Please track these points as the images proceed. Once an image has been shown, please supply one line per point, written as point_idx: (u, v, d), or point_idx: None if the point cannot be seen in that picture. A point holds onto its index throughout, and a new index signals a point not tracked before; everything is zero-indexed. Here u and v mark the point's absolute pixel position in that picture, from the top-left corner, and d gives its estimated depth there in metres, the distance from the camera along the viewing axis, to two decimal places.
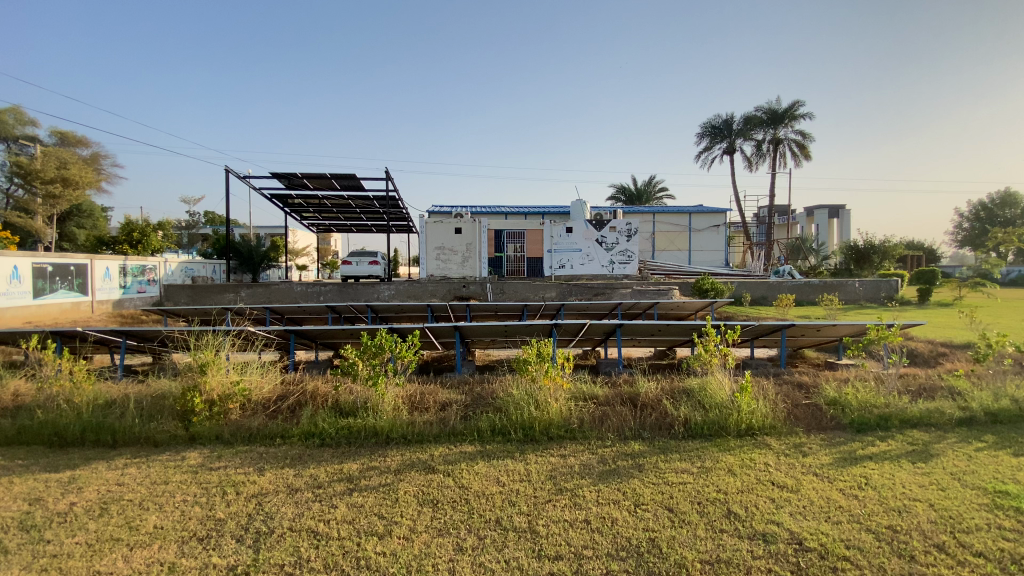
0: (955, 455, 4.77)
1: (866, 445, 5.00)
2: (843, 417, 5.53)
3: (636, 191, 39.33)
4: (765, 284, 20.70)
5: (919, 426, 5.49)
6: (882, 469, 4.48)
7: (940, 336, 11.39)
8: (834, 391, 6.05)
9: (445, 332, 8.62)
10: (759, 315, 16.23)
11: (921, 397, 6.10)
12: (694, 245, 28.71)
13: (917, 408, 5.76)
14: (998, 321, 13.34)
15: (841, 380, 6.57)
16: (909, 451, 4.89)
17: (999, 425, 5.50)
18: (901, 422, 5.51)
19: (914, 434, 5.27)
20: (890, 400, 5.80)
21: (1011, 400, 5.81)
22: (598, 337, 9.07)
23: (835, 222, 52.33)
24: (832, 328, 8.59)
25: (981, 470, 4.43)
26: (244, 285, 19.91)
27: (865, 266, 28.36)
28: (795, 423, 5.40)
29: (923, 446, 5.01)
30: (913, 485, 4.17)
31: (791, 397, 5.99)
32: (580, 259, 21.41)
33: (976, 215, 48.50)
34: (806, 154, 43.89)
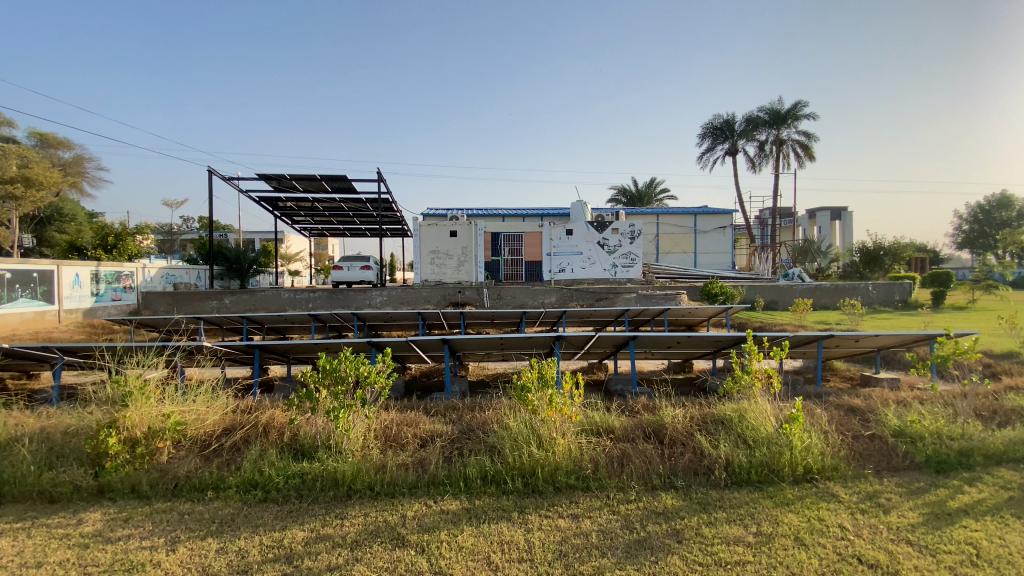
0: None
1: (958, 490, 3.90)
2: (916, 453, 4.44)
3: (636, 194, 38.41)
4: (774, 288, 19.71)
5: (1009, 463, 4.36)
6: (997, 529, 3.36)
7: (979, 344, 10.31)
8: (897, 419, 4.97)
9: (432, 345, 7.54)
10: (771, 321, 15.17)
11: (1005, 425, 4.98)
12: (699, 247, 27.69)
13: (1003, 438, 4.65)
14: None
15: (902, 404, 5.49)
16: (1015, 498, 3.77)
17: None
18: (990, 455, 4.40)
19: (1007, 476, 4.11)
20: (968, 429, 4.68)
21: None
22: (607, 350, 8.01)
23: (838, 224, 51.37)
24: (874, 338, 7.50)
25: None
26: (228, 291, 18.90)
27: (876, 269, 27.32)
28: (861, 464, 4.33)
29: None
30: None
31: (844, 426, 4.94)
32: (581, 262, 20.37)
33: (976, 217, 47.17)
34: (810, 154, 42.97)
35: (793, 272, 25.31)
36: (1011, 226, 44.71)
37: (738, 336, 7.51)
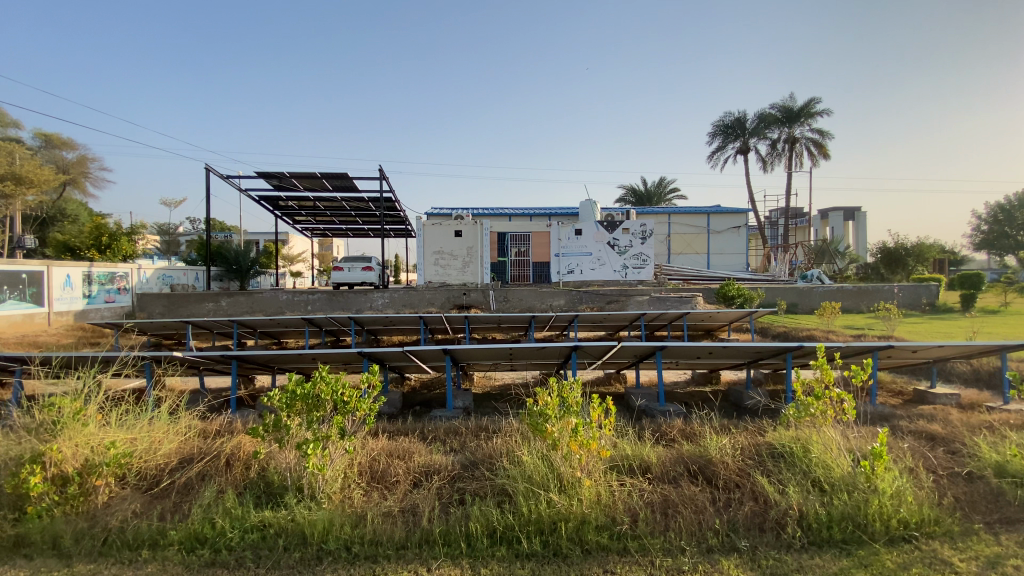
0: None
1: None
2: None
3: (645, 193, 37.46)
4: (793, 290, 18.75)
5: None
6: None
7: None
8: (1000, 453, 4.09)
9: (433, 355, 6.71)
10: (796, 326, 14.24)
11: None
12: (712, 248, 26.71)
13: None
14: None
15: (993, 433, 4.61)
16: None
17: None
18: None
19: None
20: None
21: None
22: (628, 361, 7.14)
23: (851, 225, 50.05)
24: (934, 349, 6.62)
25: None
26: (224, 292, 18.13)
27: (899, 271, 26.24)
28: (964, 519, 3.48)
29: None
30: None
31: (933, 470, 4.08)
32: (590, 263, 19.49)
33: (994, 217, 45.07)
34: (824, 153, 41.75)
35: (811, 274, 24.31)
36: None
37: (779, 345, 6.63)
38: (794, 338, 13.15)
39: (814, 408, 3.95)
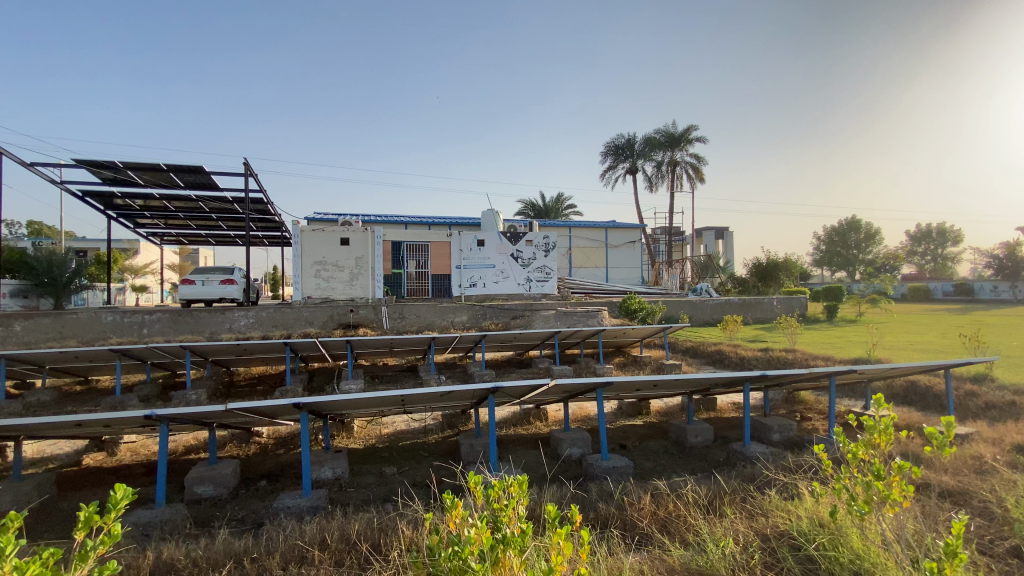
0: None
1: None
2: None
3: (544, 207, 37.28)
4: (687, 303, 18.99)
5: None
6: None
7: (928, 354, 9.46)
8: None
9: (284, 410, 4.59)
10: (702, 340, 13.95)
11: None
12: (610, 262, 26.87)
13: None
14: (951, 335, 12.08)
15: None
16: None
17: None
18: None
19: None
20: None
21: None
22: (555, 398, 5.61)
23: (721, 243, 54.87)
24: (882, 369, 5.93)
25: None
26: (18, 314, 13.61)
27: (771, 284, 28.48)
28: None
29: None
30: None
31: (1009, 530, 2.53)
32: (493, 276, 18.02)
33: (828, 238, 51.78)
34: (700, 176, 45.17)
35: (701, 287, 25.23)
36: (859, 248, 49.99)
37: (730, 374, 5.63)
38: (703, 352, 12.72)
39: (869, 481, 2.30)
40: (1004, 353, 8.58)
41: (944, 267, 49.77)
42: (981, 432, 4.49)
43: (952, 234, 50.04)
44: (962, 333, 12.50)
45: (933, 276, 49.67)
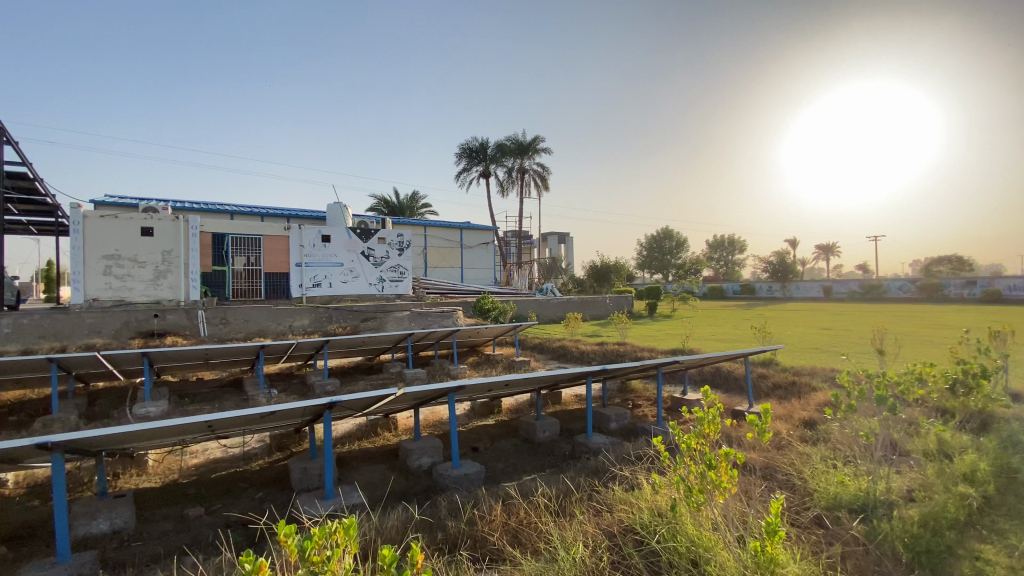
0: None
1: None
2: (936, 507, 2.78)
3: (397, 205, 36.04)
4: (536, 302, 19.93)
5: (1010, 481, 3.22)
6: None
7: (727, 342, 11.24)
8: (863, 447, 3.44)
9: (29, 452, 3.40)
10: (549, 337, 14.70)
11: (932, 418, 4.13)
12: (464, 263, 27.02)
13: (959, 450, 3.63)
14: (741, 326, 14.60)
15: (826, 431, 4.12)
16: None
17: None
18: (994, 485, 3.09)
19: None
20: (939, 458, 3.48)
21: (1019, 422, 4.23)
22: (403, 406, 5.19)
23: (565, 247, 59.27)
24: (697, 360, 6.74)
25: None
26: None
27: (606, 284, 31.56)
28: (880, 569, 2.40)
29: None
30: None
31: (813, 501, 3.00)
32: (340, 275, 16.69)
33: (650, 245, 59.49)
34: (546, 184, 48.18)
35: (548, 287, 26.78)
36: (673, 254, 58.44)
37: (574, 369, 5.82)
38: (551, 348, 13.39)
39: (699, 472, 2.36)
40: (777, 340, 10.60)
41: (732, 271, 60.95)
42: (772, 409, 5.35)
43: (738, 244, 61.53)
44: (748, 324, 15.21)
45: (725, 279, 60.35)
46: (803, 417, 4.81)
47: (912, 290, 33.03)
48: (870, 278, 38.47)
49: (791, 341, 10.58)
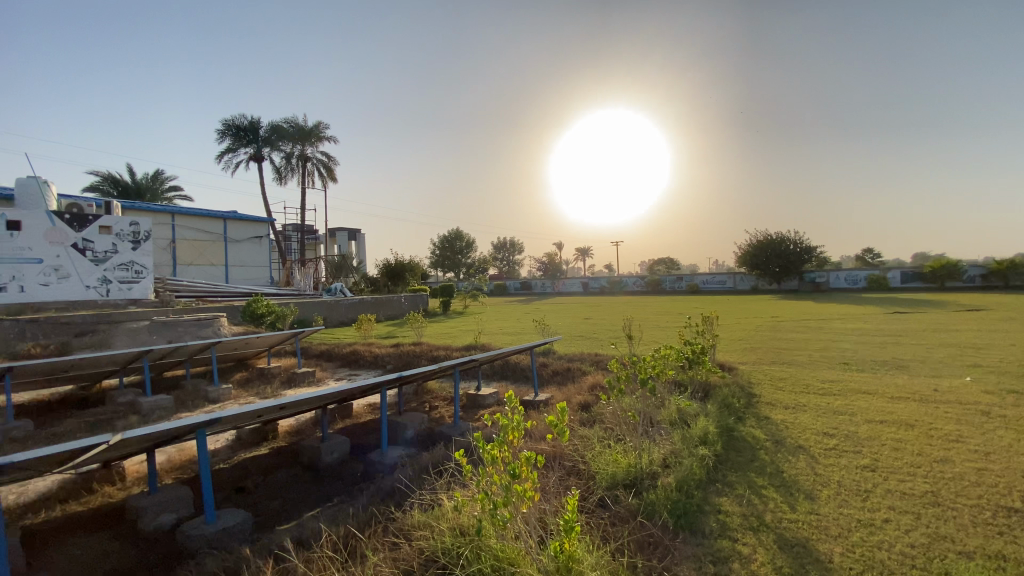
0: (840, 473, 3.49)
1: (804, 528, 2.78)
2: (685, 470, 3.28)
3: (131, 186, 28.62)
4: (322, 304, 18.22)
5: (724, 442, 4.05)
6: (937, 569, 2.36)
7: (513, 335, 12.04)
8: (630, 425, 3.85)
9: None
10: (337, 342, 13.53)
11: (671, 391, 4.94)
12: (231, 260, 23.08)
13: (692, 417, 4.45)
14: (524, 320, 15.93)
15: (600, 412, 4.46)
16: (831, 498, 3.09)
17: (739, 409, 4.93)
18: (717, 445, 3.89)
19: (736, 459, 3.74)
20: (677, 426, 4.17)
21: (724, 389, 5.45)
22: (130, 452, 3.89)
23: (354, 244, 56.11)
24: (490, 355, 6.88)
25: (847, 485, 3.29)
26: None
27: (399, 283, 30.98)
28: (650, 539, 2.66)
29: (799, 468, 3.58)
30: (1000, 572, 2.30)
31: (596, 482, 3.20)
32: (35, 275, 12.28)
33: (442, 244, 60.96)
34: (333, 176, 44.82)
35: (336, 287, 24.83)
36: (463, 253, 61.08)
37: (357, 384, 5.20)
38: (339, 353, 12.31)
39: (500, 484, 2.15)
40: (554, 331, 11.82)
41: (514, 270, 66.97)
42: (555, 396, 5.80)
43: (519, 246, 67.90)
44: (530, 318, 16.70)
45: (509, 277, 65.85)
46: (579, 400, 5.13)
47: (646, 285, 41.34)
48: (617, 275, 46.83)
49: (564, 331, 11.93)
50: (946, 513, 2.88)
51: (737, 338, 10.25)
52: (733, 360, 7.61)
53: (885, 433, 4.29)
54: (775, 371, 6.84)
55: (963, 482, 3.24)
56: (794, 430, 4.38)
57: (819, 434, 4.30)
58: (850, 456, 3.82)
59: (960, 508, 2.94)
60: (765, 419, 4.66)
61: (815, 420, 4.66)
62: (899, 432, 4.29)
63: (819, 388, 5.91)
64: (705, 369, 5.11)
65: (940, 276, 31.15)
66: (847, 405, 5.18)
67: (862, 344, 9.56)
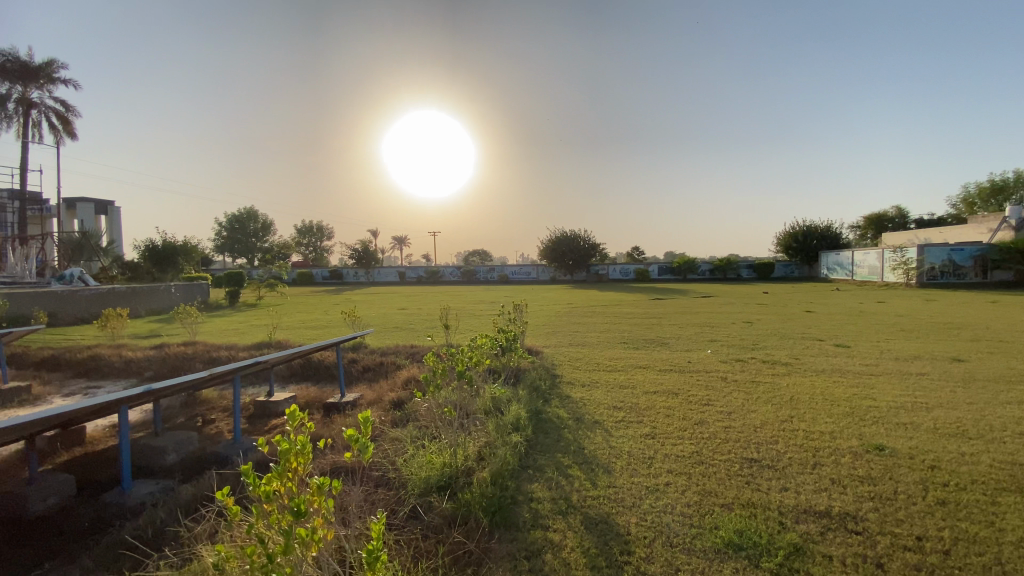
0: (630, 443, 3.79)
1: (605, 503, 2.88)
2: (501, 463, 3.14)
3: None
4: (45, 296, 13.72)
5: (536, 425, 4.04)
6: (710, 524, 2.66)
7: (316, 328, 10.80)
8: (443, 419, 3.56)
9: None
10: (67, 345, 10.27)
11: (486, 380, 4.87)
12: None
13: (505, 403, 4.38)
14: (330, 312, 14.52)
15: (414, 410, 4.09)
16: (625, 469, 3.30)
17: (547, 391, 5.09)
18: (528, 429, 3.82)
19: (546, 440, 3.75)
20: (492, 415, 4.03)
21: (535, 374, 5.59)
22: None
23: (103, 219, 44.23)
24: (290, 353, 5.87)
25: (640, 455, 3.56)
26: None
27: (169, 270, 25.44)
28: (465, 549, 2.44)
29: (597, 443, 3.78)
30: (751, 518, 2.71)
31: (407, 491, 2.87)
32: None
33: (231, 225, 52.45)
34: (69, 129, 34.36)
35: (69, 273, 19.06)
36: (258, 237, 53.62)
37: (88, 401, 3.62)
38: (69, 359, 9.33)
39: (280, 528, 1.62)
40: (363, 323, 10.99)
41: (321, 258, 61.77)
42: (364, 394, 5.25)
43: (326, 231, 62.78)
44: (336, 310, 15.33)
45: (315, 264, 60.37)
46: (391, 399, 4.67)
47: (459, 274, 42.42)
48: (432, 265, 46.89)
49: (375, 322, 11.18)
50: (713, 470, 3.31)
51: (541, 324, 10.99)
52: (539, 344, 8.09)
53: (659, 403, 4.92)
54: (574, 353, 7.46)
55: (718, 441, 3.83)
56: (591, 406, 4.69)
57: (613, 408, 4.68)
58: (638, 427, 4.20)
59: (722, 464, 3.42)
60: (568, 398, 4.91)
61: (607, 395, 5.10)
62: (669, 401, 4.96)
63: (610, 366, 6.62)
64: (517, 356, 5.16)
65: (684, 270, 39.26)
66: (631, 380, 5.86)
67: (636, 326, 11.21)
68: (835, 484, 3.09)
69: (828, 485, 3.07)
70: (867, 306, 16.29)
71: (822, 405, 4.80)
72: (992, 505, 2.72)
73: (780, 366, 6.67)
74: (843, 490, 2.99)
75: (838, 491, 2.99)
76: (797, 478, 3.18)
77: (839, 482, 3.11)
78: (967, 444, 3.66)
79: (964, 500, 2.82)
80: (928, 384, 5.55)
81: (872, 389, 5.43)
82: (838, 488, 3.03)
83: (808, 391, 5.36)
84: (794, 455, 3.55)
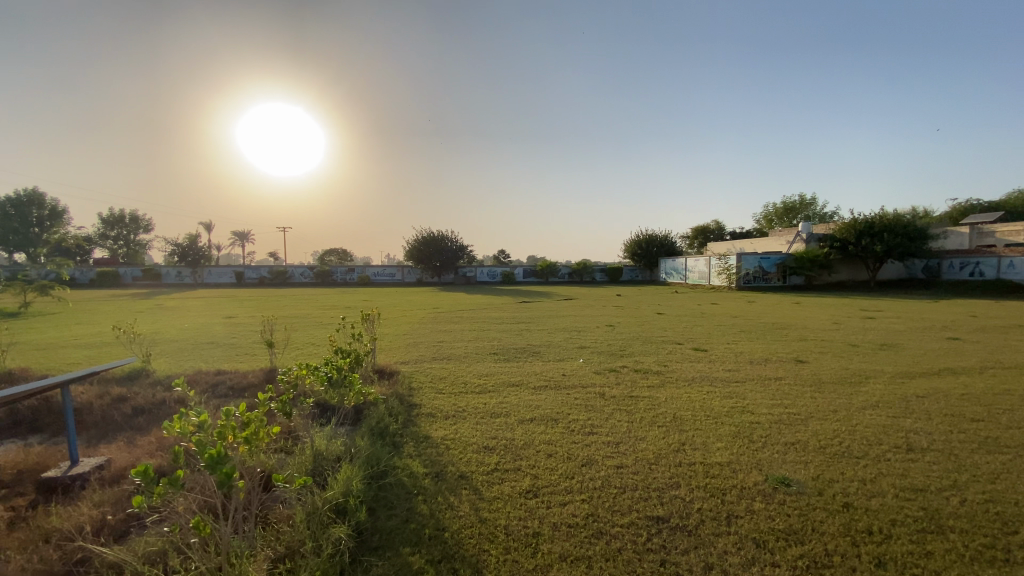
0: (504, 510, 2.74)
1: None
2: None
3: None
4: None
5: (373, 498, 2.76)
6: None
7: (83, 346, 7.94)
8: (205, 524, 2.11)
9: None
10: None
11: (309, 427, 3.46)
12: None
13: (330, 465, 3.05)
14: (120, 323, 11.21)
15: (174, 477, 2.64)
16: (502, 564, 2.27)
17: (396, 434, 3.83)
18: (360, 513, 2.55)
19: (385, 526, 2.52)
20: (306, 490, 2.65)
21: (383, 409, 4.28)
22: None
23: None
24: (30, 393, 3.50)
25: (520, 532, 2.53)
26: None
27: None
28: None
29: (461, 518, 2.66)
30: None
31: None
32: None
33: None
34: None
35: None
36: (43, 227, 42.44)
37: None
38: None
39: None
40: (158, 339, 8.40)
41: (135, 253, 51.30)
42: (111, 459, 3.42)
43: (142, 222, 52.10)
44: (132, 318, 11.97)
45: (127, 261, 49.94)
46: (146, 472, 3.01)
47: (312, 275, 38.28)
48: (279, 265, 41.73)
49: (177, 338, 8.66)
50: (619, 545, 2.43)
51: (398, 335, 9.58)
52: (394, 363, 6.75)
53: (537, 435, 3.93)
54: (436, 371, 6.28)
55: (612, 490, 2.96)
56: (453, 452, 3.55)
57: (482, 451, 3.60)
58: (513, 476, 3.16)
59: (625, 529, 2.56)
60: (424, 442, 3.72)
61: (475, 431, 4.01)
62: (547, 431, 4.01)
63: (476, 386, 5.59)
64: (358, 389, 3.85)
65: (546, 273, 40.59)
66: (502, 404, 4.86)
67: (502, 332, 10.43)
68: (764, 547, 2.44)
69: (755, 549, 2.42)
70: (704, 308, 17.93)
71: (707, 423, 4.27)
72: (932, 565, 2.32)
73: (651, 375, 6.30)
74: (776, 558, 2.35)
75: (770, 560, 2.34)
76: (719, 543, 2.47)
77: (769, 544, 2.46)
78: (861, 467, 3.38)
79: (898, 558, 2.39)
80: (788, 389, 5.53)
81: (744, 398, 5.17)
82: (769, 553, 2.39)
83: (686, 404, 4.87)
84: (701, 504, 2.83)
